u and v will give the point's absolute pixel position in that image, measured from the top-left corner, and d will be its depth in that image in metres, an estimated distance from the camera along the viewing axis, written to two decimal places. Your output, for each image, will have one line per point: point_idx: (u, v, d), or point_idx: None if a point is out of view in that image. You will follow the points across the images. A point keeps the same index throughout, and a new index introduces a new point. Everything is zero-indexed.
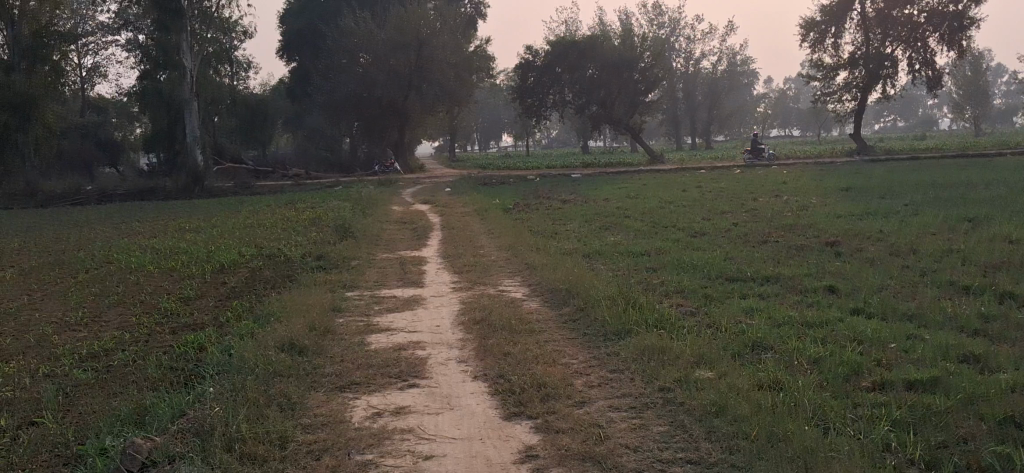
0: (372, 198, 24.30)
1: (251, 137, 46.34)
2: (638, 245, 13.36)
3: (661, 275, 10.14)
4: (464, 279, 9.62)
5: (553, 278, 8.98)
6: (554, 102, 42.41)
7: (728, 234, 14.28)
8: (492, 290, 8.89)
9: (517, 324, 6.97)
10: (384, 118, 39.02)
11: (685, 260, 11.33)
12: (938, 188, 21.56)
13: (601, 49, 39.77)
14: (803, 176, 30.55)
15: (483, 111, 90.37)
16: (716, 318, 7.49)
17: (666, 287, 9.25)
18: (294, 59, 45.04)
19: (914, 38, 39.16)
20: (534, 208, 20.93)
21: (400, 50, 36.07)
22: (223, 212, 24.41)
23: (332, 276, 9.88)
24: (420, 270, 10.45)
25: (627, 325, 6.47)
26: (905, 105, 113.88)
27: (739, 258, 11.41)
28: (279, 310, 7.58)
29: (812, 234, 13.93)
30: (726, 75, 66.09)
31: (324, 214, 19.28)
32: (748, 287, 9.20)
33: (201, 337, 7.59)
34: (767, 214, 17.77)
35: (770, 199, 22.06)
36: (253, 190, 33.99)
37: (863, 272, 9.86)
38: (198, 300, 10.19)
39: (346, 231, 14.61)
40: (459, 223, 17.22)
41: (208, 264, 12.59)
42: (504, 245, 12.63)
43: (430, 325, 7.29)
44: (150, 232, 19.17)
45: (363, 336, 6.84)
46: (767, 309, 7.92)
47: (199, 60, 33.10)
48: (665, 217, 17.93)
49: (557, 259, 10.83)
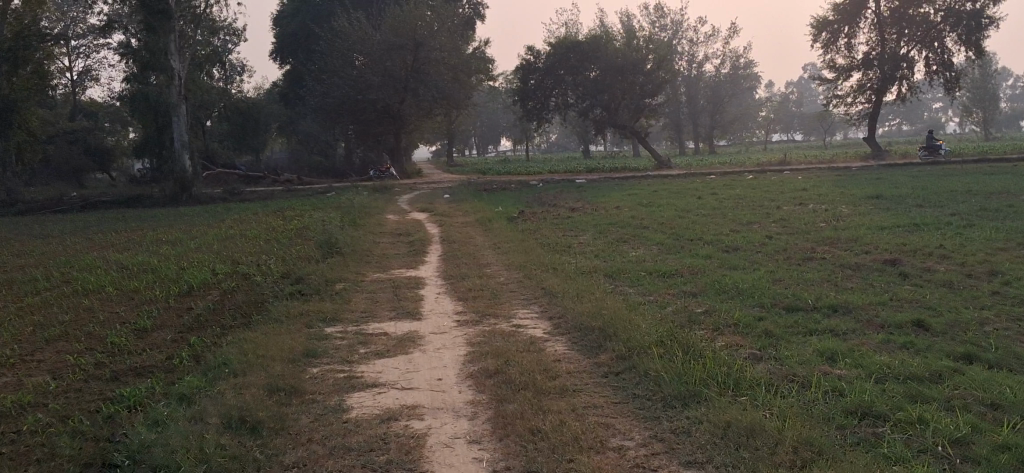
0: (368, 206, 22.74)
1: (243, 142, 44.83)
2: (665, 263, 11.79)
3: (704, 303, 8.55)
4: (470, 310, 7.99)
5: (583, 309, 7.36)
6: (557, 105, 40.87)
7: (763, 249, 12.75)
8: (505, 325, 7.28)
9: (545, 380, 5.36)
10: (380, 122, 37.46)
11: (726, 282, 9.74)
12: (974, 196, 20.02)
13: (606, 50, 38.26)
14: (823, 182, 29.02)
15: (482, 114, 88.93)
16: (795, 369, 5.86)
17: (716, 321, 7.65)
18: (288, 63, 43.44)
19: (930, 38, 37.60)
20: (539, 218, 19.38)
21: (397, 51, 34.59)
22: (209, 221, 22.83)
23: (312, 305, 8.27)
24: (418, 296, 8.84)
25: (693, 389, 4.87)
26: (908, 109, 112.36)
27: (787, 279, 9.87)
28: (235, 360, 5.95)
29: (859, 249, 12.39)
30: (730, 78, 64.59)
31: (314, 225, 17.71)
32: (816, 320, 7.61)
33: (140, 390, 5.94)
34: (797, 225, 16.21)
35: (795, 206, 20.55)
36: (244, 197, 32.42)
37: (943, 298, 8.34)
38: (155, 332, 8.55)
39: (334, 246, 13.00)
40: (460, 234, 15.70)
41: (174, 286, 10.97)
42: (514, 264, 11.04)
43: (429, 377, 5.67)
44: (124, 244, 17.53)
45: (343, 396, 5.24)
46: (852, 355, 6.32)
47: (188, 63, 31.31)
48: (688, 227, 16.42)
49: (579, 282, 9.22)
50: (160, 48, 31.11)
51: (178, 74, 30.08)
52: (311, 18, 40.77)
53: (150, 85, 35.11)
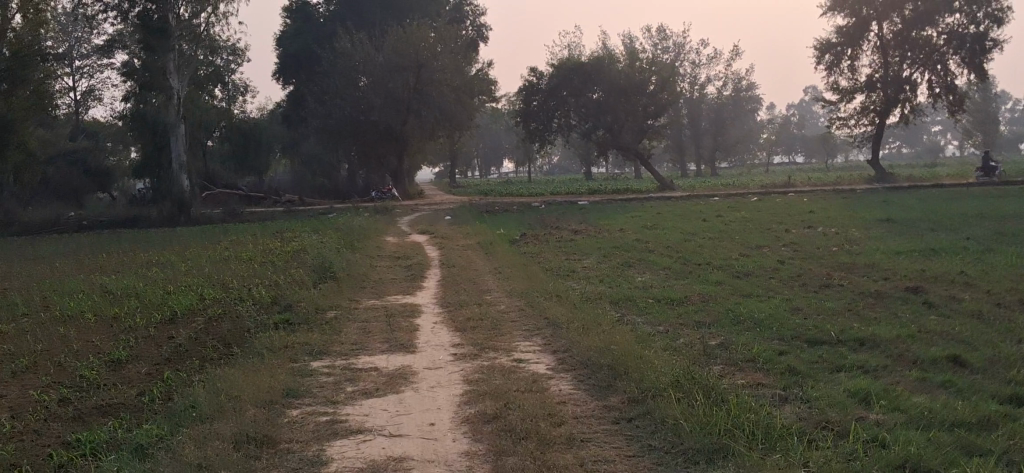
0: (366, 228, 22.23)
1: (244, 163, 44.45)
2: (674, 290, 11.25)
3: (721, 336, 7.98)
4: (469, 342, 7.40)
5: (592, 342, 6.78)
6: (559, 126, 40.43)
7: (777, 275, 12.23)
8: (506, 360, 6.70)
9: (551, 427, 4.78)
10: (381, 143, 37.01)
11: (742, 311, 9.18)
12: (987, 219, 19.49)
13: (608, 72, 37.86)
14: (830, 205, 28.53)
15: (483, 136, 88.62)
16: (827, 414, 5.31)
17: (734, 356, 7.09)
18: (289, 83, 43.04)
19: (933, 60, 37.07)
20: (543, 241, 18.86)
21: (398, 72, 34.19)
22: (205, 242, 22.32)
23: (298, 336, 7.69)
24: (413, 326, 8.27)
25: (718, 443, 4.30)
26: (909, 132, 112.05)
27: (805, 308, 9.34)
28: (206, 402, 5.38)
29: (877, 275, 11.85)
30: (732, 100, 64.31)
31: (311, 247, 17.16)
32: (842, 356, 7.04)
33: (102, 434, 5.38)
34: (808, 249, 15.67)
35: (804, 230, 20.03)
36: (242, 218, 31.95)
37: (975, 330, 7.80)
38: (131, 363, 7.99)
39: (327, 270, 12.42)
40: (461, 258, 15.20)
41: (157, 313, 10.39)
42: (517, 290, 10.47)
43: (419, 421, 5.08)
44: (113, 267, 17.00)
45: (325, 445, 4.66)
46: (888, 396, 5.74)
47: (187, 82, 30.86)
48: (696, 251, 15.92)
49: (585, 311, 8.65)
50: (159, 67, 30.58)
51: (177, 93, 29.55)
52: (313, 38, 40.42)
53: (149, 104, 34.65)
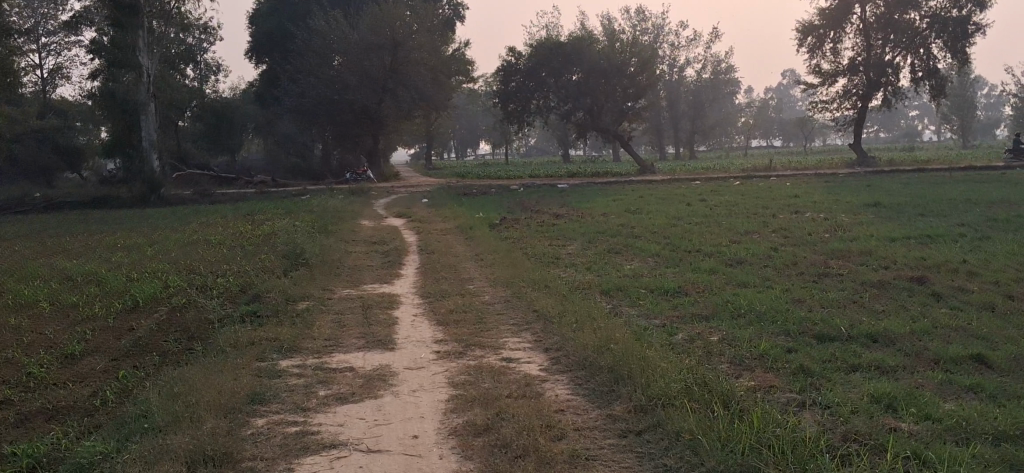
0: (341, 211, 21.55)
1: (217, 143, 43.55)
2: (665, 279, 10.73)
3: (722, 332, 7.46)
4: (452, 338, 6.83)
5: (591, 339, 6.21)
6: (538, 108, 39.78)
7: (770, 263, 11.74)
8: (493, 360, 6.14)
9: (549, 442, 4.22)
10: (357, 124, 36.23)
11: (741, 302, 8.67)
12: (975, 205, 19.12)
13: (589, 53, 37.23)
14: (813, 189, 28.15)
15: (461, 117, 87.81)
16: (854, 425, 4.78)
17: (740, 357, 6.56)
18: (264, 62, 42.08)
19: (915, 45, 36.74)
20: (524, 226, 18.27)
21: (375, 51, 33.39)
22: (174, 225, 21.56)
23: (268, 330, 7.10)
24: (393, 319, 7.68)
25: (744, 464, 3.75)
26: (885, 116, 112.23)
27: (806, 299, 8.85)
28: (160, 410, 4.78)
29: (874, 263, 11.40)
30: (711, 83, 63.88)
31: (284, 231, 16.48)
32: (856, 354, 6.55)
33: (42, 443, 4.75)
34: (798, 235, 15.19)
35: (790, 215, 19.60)
36: (215, 199, 31.15)
37: (992, 325, 7.34)
38: (85, 359, 7.35)
39: (299, 256, 11.79)
40: (440, 243, 14.63)
41: (116, 302, 9.73)
42: (501, 279, 9.89)
43: (401, 434, 4.51)
44: (75, 250, 16.25)
45: (293, 464, 4.07)
46: (916, 402, 5.23)
47: (158, 59, 29.92)
48: (683, 237, 15.42)
49: (575, 303, 8.11)
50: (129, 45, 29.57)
51: (147, 71, 28.57)
52: (288, 16, 39.48)
53: (117, 82, 33.67)
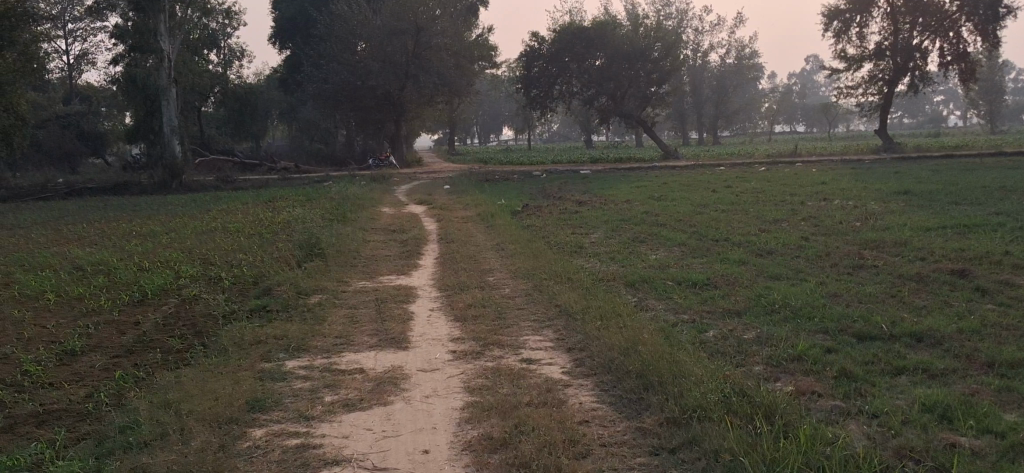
0: (361, 198, 21.22)
1: (239, 129, 43.35)
2: (693, 270, 10.32)
3: (756, 330, 7.03)
4: (470, 336, 6.44)
5: (617, 340, 5.80)
6: (561, 93, 39.25)
7: (803, 253, 11.27)
8: (512, 362, 5.75)
9: (572, 461, 3.83)
10: (378, 110, 35.88)
11: (775, 296, 8.23)
12: (1011, 192, 18.50)
13: (612, 37, 36.62)
14: (840, 176, 27.52)
15: (483, 103, 87.32)
16: (909, 440, 4.35)
17: (776, 359, 6.13)
18: (285, 47, 41.77)
19: (944, 28, 35.86)
20: (546, 213, 17.86)
21: (398, 36, 32.94)
22: (194, 211, 21.31)
23: (276, 327, 6.76)
24: (407, 315, 7.31)
25: None
26: (911, 102, 110.64)
27: (844, 293, 8.38)
28: (151, 421, 4.43)
29: (911, 254, 10.91)
30: (735, 68, 63.07)
31: (302, 219, 16.16)
32: (901, 356, 6.10)
33: (24, 455, 4.42)
34: (830, 224, 14.70)
35: (820, 202, 19.06)
36: (236, 185, 30.94)
37: None
38: (87, 356, 7.04)
39: (314, 246, 11.45)
40: (461, 231, 14.26)
41: (124, 294, 9.43)
42: (523, 270, 9.49)
43: (411, 448, 4.13)
44: (92, 238, 16.03)
45: None
46: (974, 412, 4.79)
47: (178, 44, 29.66)
48: (711, 225, 14.95)
49: (600, 297, 7.72)
50: (150, 29, 29.30)
51: (167, 56, 28.30)
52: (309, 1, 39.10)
53: (138, 67, 33.48)
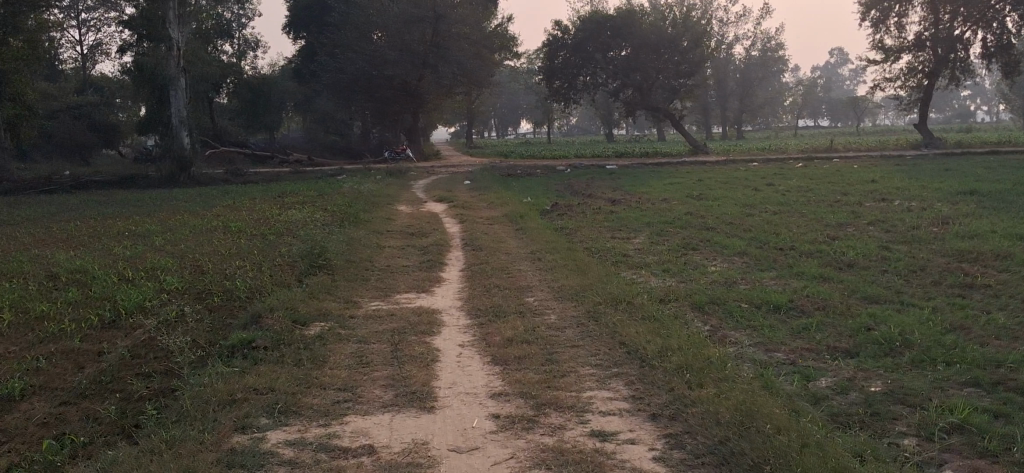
0: (377, 194, 19.69)
1: (253, 121, 41.94)
2: (770, 287, 8.69)
3: (885, 380, 5.40)
4: (517, 391, 4.86)
5: (726, 414, 4.20)
6: (586, 84, 37.35)
7: (892, 267, 9.64)
8: (580, 438, 4.14)
9: None
10: (396, 101, 34.37)
11: (888, 329, 6.58)
12: None
13: (639, 26, 34.88)
14: (888, 172, 25.68)
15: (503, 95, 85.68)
16: None
17: (932, 430, 4.52)
18: (301, 37, 40.25)
19: (989, 19, 33.70)
20: (578, 213, 16.31)
21: (416, 24, 31.19)
22: (198, 207, 19.82)
23: (264, 374, 5.18)
24: (431, 353, 5.74)
25: None
26: (939, 95, 107.89)
27: (972, 325, 6.74)
28: None
29: (1020, 268, 9.29)
30: (761, 60, 61.28)
31: (310, 219, 14.64)
32: None
33: None
34: (903, 229, 13.05)
35: (879, 203, 17.36)
36: (247, 179, 29.51)
37: None
38: (26, 402, 5.46)
39: (320, 254, 9.89)
40: (487, 234, 12.71)
41: (92, 313, 7.87)
42: (568, 291, 7.90)
43: None
44: (77, 239, 14.53)
45: None
46: None
47: (189, 31, 28.08)
48: (767, 229, 13.34)
49: (676, 331, 6.11)
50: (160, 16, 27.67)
51: (176, 43, 26.69)
52: None
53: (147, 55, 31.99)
